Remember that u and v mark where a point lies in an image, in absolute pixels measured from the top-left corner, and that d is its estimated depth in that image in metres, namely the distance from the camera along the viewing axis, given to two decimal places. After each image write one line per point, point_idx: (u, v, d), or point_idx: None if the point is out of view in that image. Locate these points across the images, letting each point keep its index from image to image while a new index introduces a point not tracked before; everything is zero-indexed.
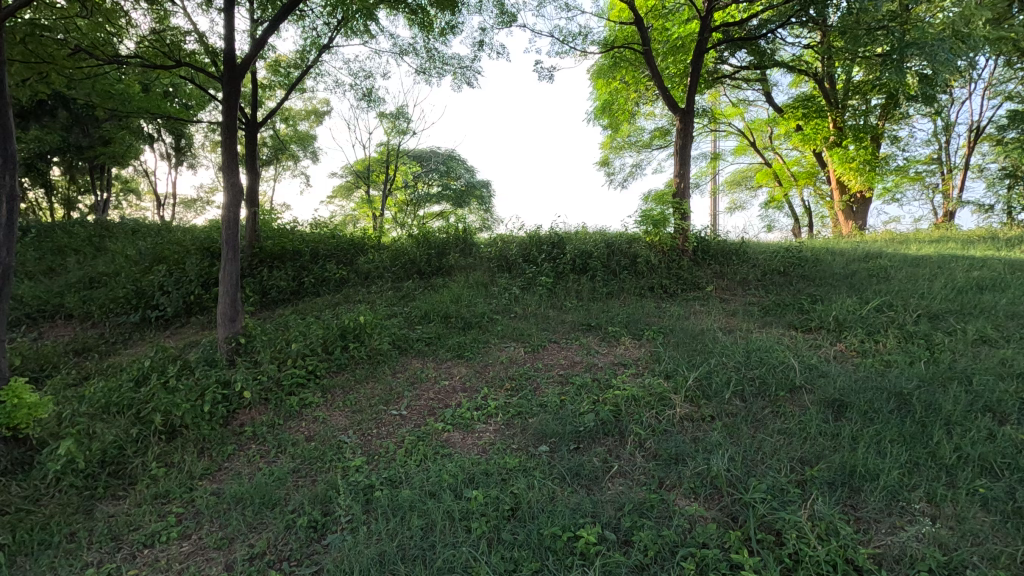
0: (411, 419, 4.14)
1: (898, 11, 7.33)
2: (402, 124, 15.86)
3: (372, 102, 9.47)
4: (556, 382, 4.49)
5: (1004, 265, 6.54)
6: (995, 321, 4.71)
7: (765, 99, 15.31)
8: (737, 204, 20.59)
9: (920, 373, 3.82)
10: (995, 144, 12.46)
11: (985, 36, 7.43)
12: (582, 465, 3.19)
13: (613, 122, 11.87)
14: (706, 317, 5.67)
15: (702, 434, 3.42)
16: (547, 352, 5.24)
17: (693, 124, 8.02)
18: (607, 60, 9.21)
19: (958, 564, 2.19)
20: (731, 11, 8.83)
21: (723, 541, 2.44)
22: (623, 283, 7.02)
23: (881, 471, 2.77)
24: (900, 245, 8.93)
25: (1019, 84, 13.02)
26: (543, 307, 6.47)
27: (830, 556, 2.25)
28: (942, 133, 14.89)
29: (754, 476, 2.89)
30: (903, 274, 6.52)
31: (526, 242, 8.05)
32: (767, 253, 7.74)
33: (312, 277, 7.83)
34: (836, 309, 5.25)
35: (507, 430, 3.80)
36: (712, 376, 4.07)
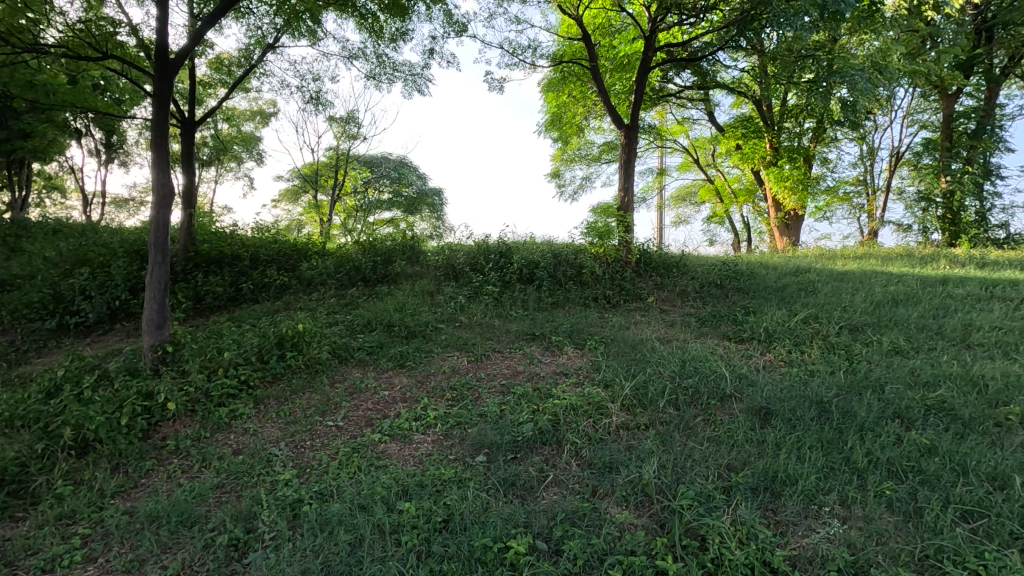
0: (347, 430, 4.03)
1: (825, 42, 7.85)
2: (352, 129, 15.62)
3: (320, 104, 9.32)
4: (498, 392, 4.49)
5: (917, 281, 7.06)
6: (907, 333, 5.06)
7: (708, 118, 16.01)
8: (682, 218, 21.42)
9: (838, 382, 4.04)
10: (912, 169, 13.48)
11: (901, 69, 8.04)
12: (517, 475, 3.20)
13: (563, 135, 12.11)
14: (646, 327, 5.82)
15: (636, 442, 3.49)
16: (490, 361, 5.23)
17: (637, 139, 8.25)
18: (556, 73, 9.38)
19: (864, 564, 2.31)
20: (675, 32, 9.17)
21: (650, 547, 2.50)
22: (569, 292, 7.12)
23: (799, 475, 2.91)
24: (829, 261, 9.48)
25: (933, 115, 14.14)
26: (489, 316, 6.48)
27: (748, 560, 2.34)
28: (868, 157, 15.97)
29: (682, 483, 2.97)
30: (829, 288, 6.93)
31: (474, 251, 8.05)
32: (706, 266, 8.06)
33: (250, 282, 7.53)
34: (767, 321, 5.51)
35: (445, 441, 3.75)
36: (648, 385, 4.17)
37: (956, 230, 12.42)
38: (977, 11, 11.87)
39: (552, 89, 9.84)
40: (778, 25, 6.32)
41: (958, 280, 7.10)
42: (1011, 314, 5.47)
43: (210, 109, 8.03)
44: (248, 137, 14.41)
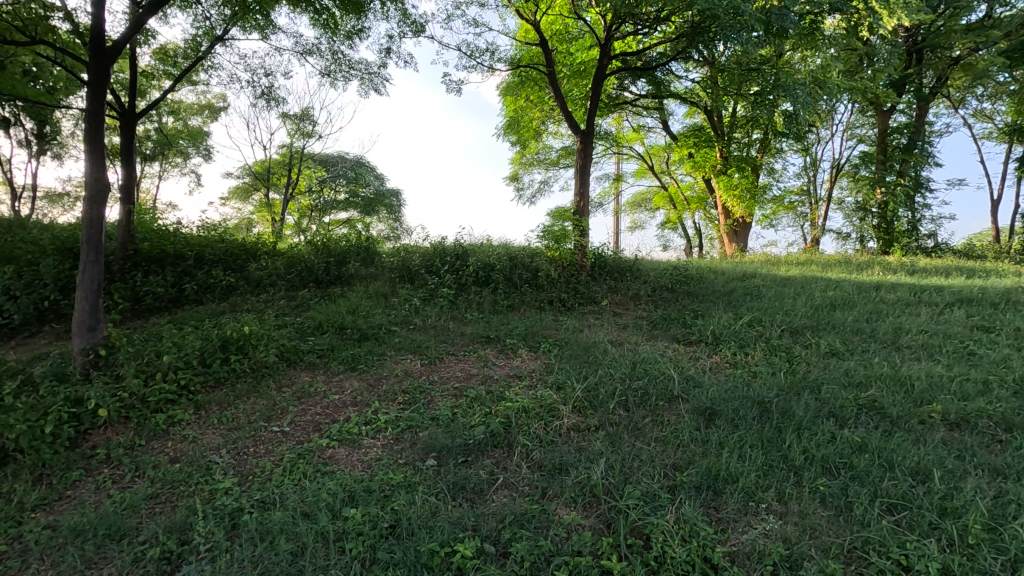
0: (293, 436, 3.91)
1: (771, 56, 8.21)
2: (307, 127, 15.26)
3: (272, 100, 9.06)
4: (451, 395, 4.45)
5: (853, 286, 7.45)
6: (843, 336, 5.32)
7: (662, 126, 16.46)
8: (637, 224, 21.93)
9: (779, 383, 4.20)
10: (851, 179, 14.22)
11: (840, 84, 8.50)
12: (467, 478, 3.18)
13: (521, 139, 12.22)
14: (599, 330, 5.91)
15: (586, 443, 3.53)
16: (443, 365, 5.19)
17: (593, 146, 8.38)
18: (514, 78, 9.43)
19: (798, 557, 2.41)
20: (631, 42, 9.35)
21: (596, 547, 2.53)
22: (524, 295, 7.15)
23: (740, 473, 3.01)
24: (773, 267, 9.89)
25: (870, 129, 14.98)
26: (443, 319, 6.42)
27: (690, 557, 2.40)
28: (811, 168, 16.77)
29: (629, 483, 3.02)
30: (773, 292, 7.22)
31: (430, 253, 7.99)
32: (658, 271, 8.28)
33: (194, 283, 7.21)
34: (714, 324, 5.69)
35: (395, 445, 3.70)
36: (598, 387, 4.24)
37: (890, 239, 13.14)
38: (908, 33, 12.66)
39: (510, 93, 9.89)
40: (725, 38, 6.54)
41: (889, 285, 7.54)
42: (936, 318, 5.84)
43: (154, 101, 7.66)
44: (194, 132, 13.85)
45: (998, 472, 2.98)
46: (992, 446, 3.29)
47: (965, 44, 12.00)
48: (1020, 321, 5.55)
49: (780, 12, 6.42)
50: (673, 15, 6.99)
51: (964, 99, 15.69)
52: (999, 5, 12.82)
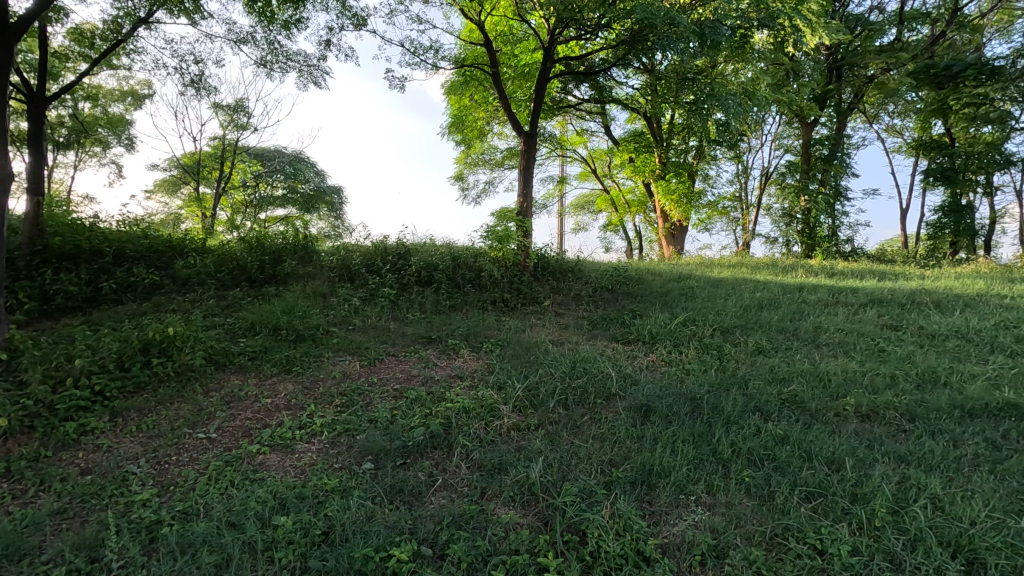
0: (221, 442, 3.72)
1: (707, 67, 8.56)
2: (242, 119, 14.60)
3: (202, 88, 8.60)
4: (390, 397, 4.36)
5: (779, 287, 7.90)
6: (768, 335, 5.63)
7: (605, 131, 16.87)
8: (580, 225, 22.40)
9: (710, 379, 4.39)
10: (778, 187, 15.05)
11: (767, 97, 8.99)
12: (405, 481, 3.12)
13: (465, 138, 12.20)
14: (541, 330, 5.97)
15: (525, 443, 3.56)
16: (384, 366, 5.08)
17: (536, 147, 8.45)
18: (458, 77, 9.38)
19: (724, 546, 2.52)
20: (574, 46, 9.45)
21: (533, 545, 2.55)
22: (467, 295, 7.13)
23: (672, 468, 3.11)
24: (707, 268, 10.35)
25: (795, 140, 15.94)
26: (384, 319, 6.29)
27: (624, 551, 2.46)
28: (742, 175, 17.67)
29: (567, 480, 3.07)
30: (706, 293, 7.55)
31: (371, 252, 7.82)
32: (599, 272, 8.48)
33: (113, 281, 6.72)
34: (651, 324, 5.88)
35: (330, 449, 3.59)
36: (539, 387, 4.28)
37: (812, 243, 13.97)
38: (829, 51, 13.52)
39: (454, 92, 9.84)
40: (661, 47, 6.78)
41: (811, 287, 8.05)
42: (851, 317, 6.28)
43: (68, 85, 7.10)
44: (115, 120, 12.95)
45: (902, 459, 3.22)
46: (898, 435, 3.56)
47: (878, 64, 12.97)
48: (923, 319, 6.04)
49: (713, 25, 6.71)
50: (613, 23, 7.16)
51: (877, 114, 16.96)
52: (907, 30, 13.95)
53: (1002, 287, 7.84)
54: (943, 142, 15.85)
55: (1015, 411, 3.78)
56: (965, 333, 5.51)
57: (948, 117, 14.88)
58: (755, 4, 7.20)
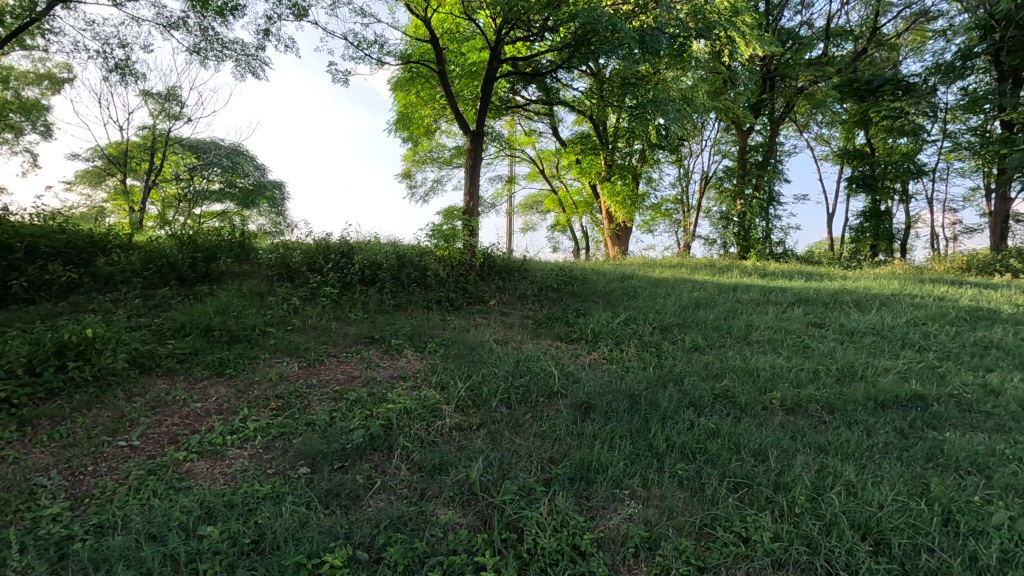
0: (144, 450, 3.52)
1: (649, 72, 8.81)
2: (173, 108, 13.83)
3: (129, 74, 8.10)
4: (329, 399, 4.25)
5: (715, 287, 8.25)
6: (704, 332, 5.86)
7: (552, 132, 17.07)
8: (529, 225, 22.57)
9: (648, 376, 4.53)
10: (718, 190, 15.67)
11: (706, 104, 9.35)
12: (342, 484, 3.05)
13: (412, 135, 12.05)
14: (486, 329, 5.97)
15: (467, 442, 3.55)
16: (324, 367, 4.94)
17: (483, 146, 8.44)
18: (404, 73, 9.25)
19: (656, 539, 2.60)
20: (520, 47, 9.50)
21: (471, 544, 2.55)
22: (412, 295, 7.04)
23: (609, 464, 3.19)
24: (650, 269, 10.68)
25: (732, 146, 16.66)
26: (325, 319, 6.12)
27: (560, 546, 2.50)
28: (683, 179, 18.32)
29: (507, 479, 3.09)
30: (647, 292, 7.77)
31: (312, 250, 7.58)
32: (545, 271, 8.59)
33: (24, 279, 6.21)
34: (594, 323, 6.00)
35: (264, 454, 3.46)
36: (482, 386, 4.29)
37: (747, 245, 14.61)
38: (764, 62, 14.17)
39: (400, 88, 9.70)
40: (604, 52, 6.93)
41: (745, 287, 8.43)
42: (780, 315, 6.62)
43: None
44: (28, 105, 11.96)
45: (822, 448, 3.43)
46: (818, 426, 3.78)
47: (808, 77, 13.74)
48: (844, 317, 6.46)
49: (653, 33, 6.93)
50: (558, 27, 7.27)
51: (807, 124, 17.98)
52: (833, 45, 14.86)
53: (913, 287, 8.47)
54: (864, 151, 16.99)
55: (921, 401, 4.10)
56: (880, 330, 5.91)
57: (870, 129, 15.97)
58: (693, 15, 7.48)
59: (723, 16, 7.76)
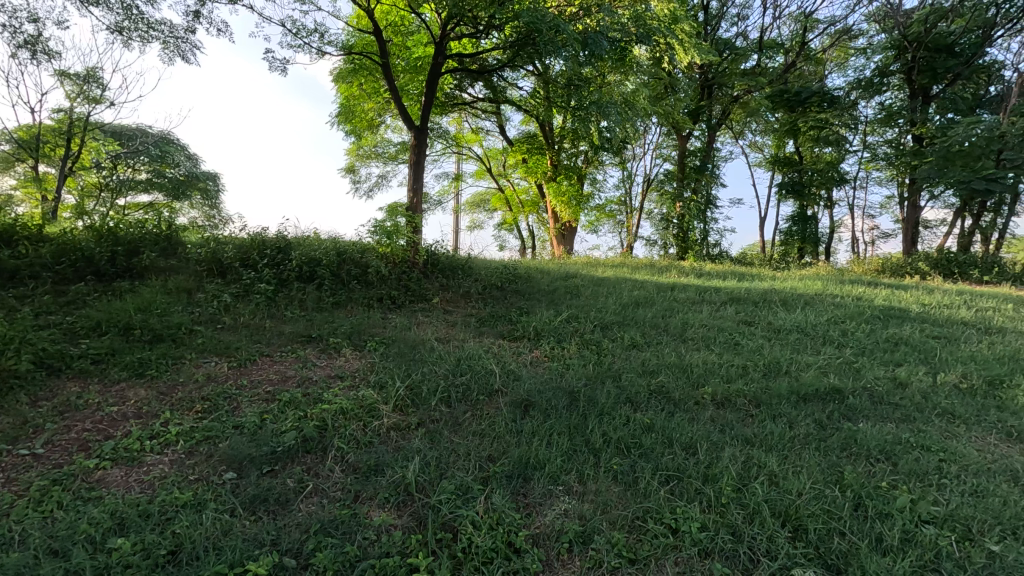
0: (50, 458, 3.24)
1: (594, 74, 8.96)
2: (94, 91, 12.87)
3: (41, 51, 7.46)
4: (261, 400, 4.07)
5: (654, 286, 8.50)
6: (643, 330, 6.02)
7: (499, 131, 17.09)
8: (475, 224, 22.51)
9: (587, 373, 4.61)
10: (659, 193, 16.15)
11: (648, 108, 9.62)
12: (270, 489, 2.92)
13: (355, 129, 11.76)
14: (428, 328, 5.89)
15: (405, 442, 3.49)
16: (255, 367, 4.72)
17: (428, 142, 8.33)
18: (346, 64, 9.00)
19: (590, 533, 2.64)
20: (466, 44, 9.45)
21: (404, 546, 2.51)
22: (352, 292, 6.86)
23: (547, 460, 3.21)
24: (593, 268, 10.88)
25: (673, 151, 17.23)
26: (259, 317, 5.86)
27: (495, 544, 2.50)
28: (627, 181, 18.79)
29: (445, 478, 3.05)
30: (589, 291, 7.91)
31: (246, 245, 7.24)
32: (489, 270, 8.58)
33: None
34: (536, 321, 6.05)
35: (186, 460, 3.26)
36: (422, 385, 4.23)
37: (686, 246, 15.10)
38: (702, 70, 14.72)
39: (343, 80, 9.43)
40: (548, 53, 6.99)
41: (682, 286, 8.74)
42: (714, 314, 6.91)
43: None
44: None
45: (748, 441, 3.59)
46: (745, 419, 3.96)
47: (743, 86, 14.36)
48: (771, 316, 6.80)
49: (595, 36, 7.04)
50: (502, 27, 7.30)
51: (742, 131, 18.85)
52: (766, 57, 15.64)
53: (835, 288, 9.04)
54: (793, 159, 17.98)
55: (838, 394, 4.38)
56: (804, 328, 6.28)
57: (799, 138, 16.93)
58: (635, 21, 7.66)
59: (662, 23, 7.99)
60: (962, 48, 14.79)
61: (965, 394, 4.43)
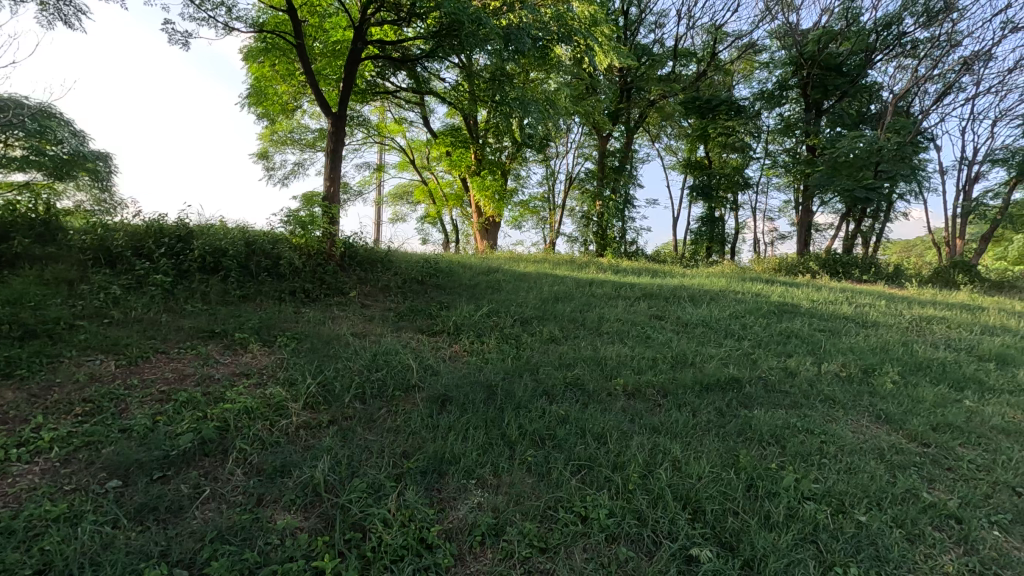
0: None
1: (517, 71, 8.97)
2: None
3: None
4: (153, 400, 3.75)
5: (574, 282, 8.72)
6: (561, 324, 6.15)
7: (423, 122, 16.80)
8: (398, 216, 22.04)
9: (505, 367, 4.65)
10: (582, 191, 16.56)
11: (569, 108, 9.78)
12: (161, 496, 2.71)
13: (268, 112, 11.10)
14: (344, 322, 5.69)
15: (314, 441, 3.35)
16: (148, 366, 4.34)
17: (345, 129, 8.01)
18: (258, 43, 8.47)
19: (502, 525, 2.66)
20: (388, 31, 9.19)
21: (310, 549, 2.41)
22: (261, 285, 6.49)
23: (462, 455, 3.21)
24: (515, 264, 10.99)
25: (594, 150, 17.70)
26: (154, 311, 5.39)
27: (406, 541, 2.46)
28: (550, 178, 19.11)
29: (356, 476, 2.96)
30: (511, 286, 7.98)
31: (141, 232, 6.64)
32: (410, 264, 8.43)
33: None
34: (456, 316, 6.01)
35: (62, 469, 2.95)
36: (335, 381, 4.08)
37: (604, 243, 15.67)
38: (622, 74, 15.23)
39: (254, 60, 8.86)
40: (470, 45, 6.93)
41: (600, 282, 9.03)
42: (628, 308, 7.19)
43: None
44: None
45: (655, 429, 3.78)
46: (653, 409, 4.16)
47: (659, 91, 15.03)
48: (680, 310, 7.19)
49: (517, 33, 7.07)
50: (423, 16, 7.15)
51: (658, 134, 19.75)
52: (681, 65, 16.45)
53: (737, 285, 9.71)
54: (704, 163, 19.09)
55: (736, 383, 4.71)
56: (708, 322, 6.69)
57: (709, 143, 17.99)
58: (556, 20, 7.75)
59: (583, 25, 8.14)
60: (849, 68, 16.31)
61: (843, 381, 4.92)
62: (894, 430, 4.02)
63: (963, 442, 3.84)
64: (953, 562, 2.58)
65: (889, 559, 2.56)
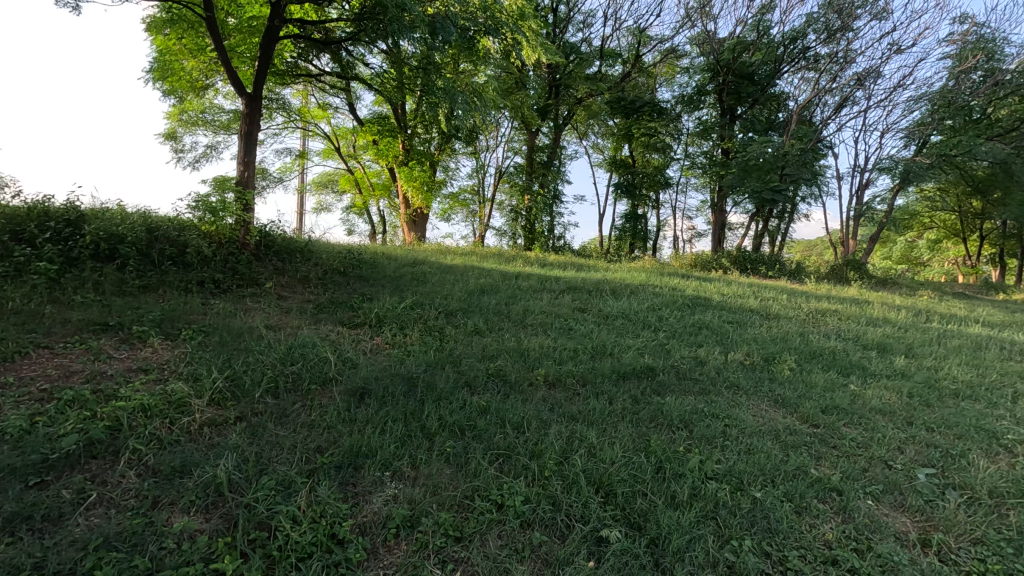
0: None
1: (445, 61, 8.81)
2: None
3: None
4: (32, 400, 3.39)
5: (500, 275, 8.75)
6: (485, 317, 6.17)
7: (348, 108, 16.23)
8: (322, 206, 21.19)
9: (427, 360, 4.60)
10: (511, 184, 16.65)
11: (498, 101, 9.72)
12: (38, 503, 2.46)
13: (176, 89, 10.29)
14: (257, 314, 5.41)
15: (220, 439, 3.16)
16: (27, 362, 3.91)
17: (261, 111, 7.57)
18: (162, 13, 7.83)
19: (417, 516, 2.64)
20: (309, 10, 8.77)
21: (210, 551, 2.28)
22: (165, 274, 6.04)
23: (378, 448, 3.14)
24: (442, 256, 10.87)
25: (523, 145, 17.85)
26: (36, 302, 4.87)
27: (315, 538, 2.39)
28: (479, 171, 19.08)
29: (264, 474, 2.83)
30: (436, 278, 7.88)
31: (21, 215, 5.97)
32: (331, 255, 8.13)
33: None
34: (379, 308, 5.88)
35: None
36: (244, 376, 3.87)
37: (533, 237, 15.83)
38: (551, 70, 15.42)
39: (157, 31, 8.18)
40: (395, 30, 6.74)
41: (526, 275, 9.12)
42: (552, 301, 7.32)
43: None
44: None
45: (573, 417, 3.88)
46: (573, 397, 4.27)
47: (586, 89, 15.37)
48: (602, 303, 7.42)
49: (442, 21, 6.96)
50: None
51: (585, 132, 20.20)
52: (608, 65, 16.89)
53: (656, 280, 10.15)
54: (628, 161, 19.74)
55: (651, 372, 4.92)
56: (628, 314, 6.95)
57: (633, 142, 18.62)
58: (483, 12, 7.69)
59: (511, 18, 8.09)
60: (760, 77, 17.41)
61: (747, 369, 5.27)
62: (789, 413, 4.36)
63: (847, 422, 4.23)
64: (833, 530, 2.84)
65: (779, 530, 2.77)
